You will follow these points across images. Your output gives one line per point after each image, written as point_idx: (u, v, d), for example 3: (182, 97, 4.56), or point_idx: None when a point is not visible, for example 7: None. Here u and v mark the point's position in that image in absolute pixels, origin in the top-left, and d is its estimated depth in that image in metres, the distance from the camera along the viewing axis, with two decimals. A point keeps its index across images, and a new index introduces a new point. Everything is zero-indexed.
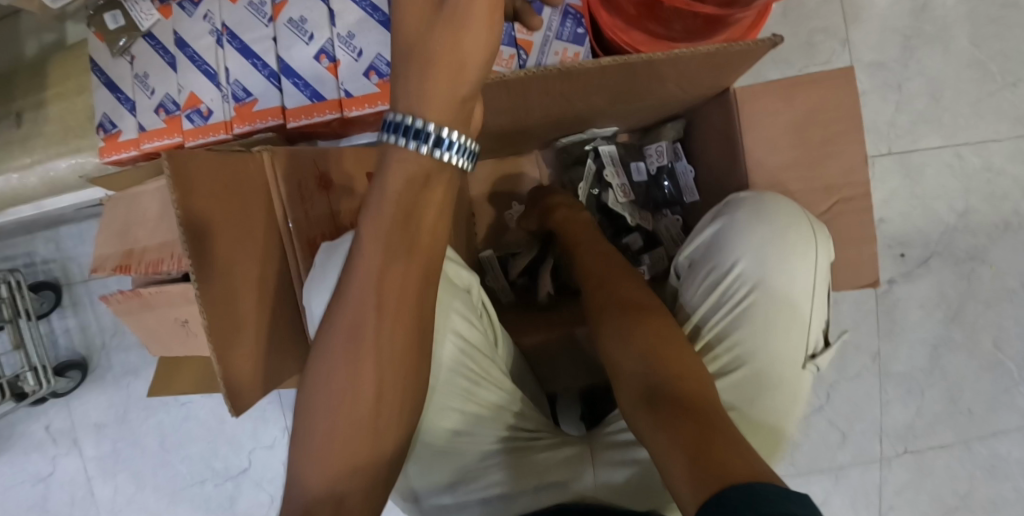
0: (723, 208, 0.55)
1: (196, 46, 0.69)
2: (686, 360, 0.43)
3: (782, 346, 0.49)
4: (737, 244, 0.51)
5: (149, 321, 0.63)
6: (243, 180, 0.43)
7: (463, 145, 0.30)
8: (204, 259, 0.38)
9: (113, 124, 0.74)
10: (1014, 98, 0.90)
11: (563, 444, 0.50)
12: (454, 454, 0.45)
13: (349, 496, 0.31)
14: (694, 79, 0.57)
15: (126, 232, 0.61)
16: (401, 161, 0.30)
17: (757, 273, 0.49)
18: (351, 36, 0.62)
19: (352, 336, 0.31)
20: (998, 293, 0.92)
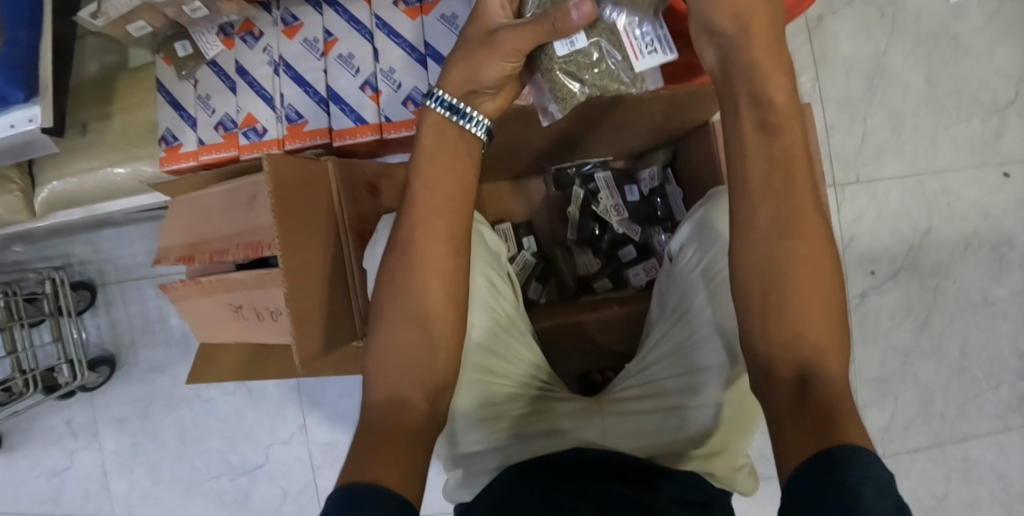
0: (703, 203, 0.68)
1: (255, 74, 0.80)
2: (830, 310, 0.36)
3: None
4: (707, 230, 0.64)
5: (202, 307, 0.71)
6: (312, 182, 0.55)
7: (479, 120, 0.52)
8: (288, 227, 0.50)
9: (175, 138, 0.83)
10: (968, 131, 1.02)
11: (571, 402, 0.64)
12: (483, 391, 0.61)
13: (409, 398, 0.45)
14: (669, 115, 0.68)
15: (189, 227, 0.70)
16: (439, 125, 0.52)
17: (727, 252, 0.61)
18: (392, 71, 0.74)
19: (414, 258, 0.49)
20: (961, 305, 1.02)
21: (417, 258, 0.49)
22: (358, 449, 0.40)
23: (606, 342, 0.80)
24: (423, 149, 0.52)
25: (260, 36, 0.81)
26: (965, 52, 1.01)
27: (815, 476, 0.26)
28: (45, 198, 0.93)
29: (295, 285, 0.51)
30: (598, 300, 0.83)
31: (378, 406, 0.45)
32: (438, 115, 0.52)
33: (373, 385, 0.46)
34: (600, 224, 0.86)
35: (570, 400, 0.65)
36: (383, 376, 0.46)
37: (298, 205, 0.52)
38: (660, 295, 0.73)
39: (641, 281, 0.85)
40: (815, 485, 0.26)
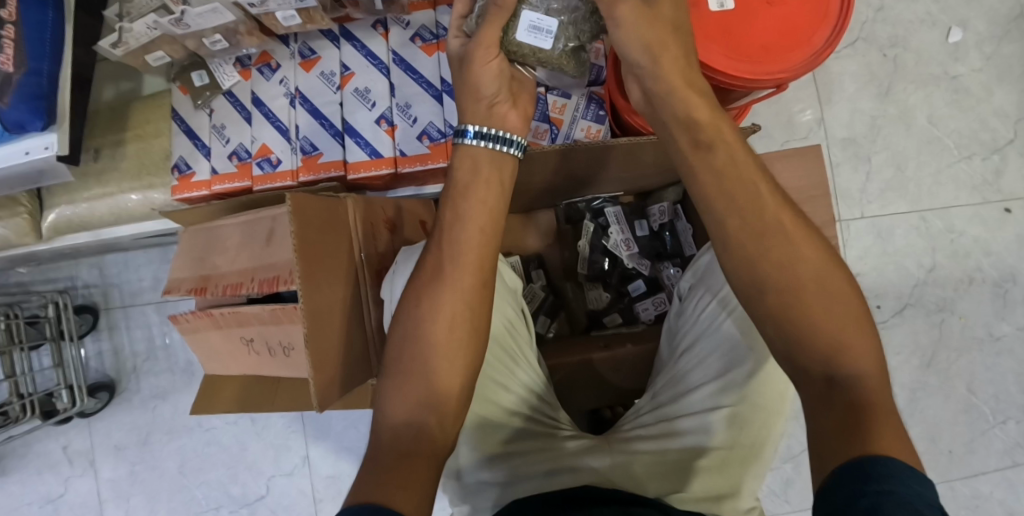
0: (716, 241, 0.69)
1: (271, 105, 0.81)
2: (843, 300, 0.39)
3: None
4: (723, 270, 0.64)
5: (214, 339, 0.72)
6: (334, 220, 0.56)
7: (510, 138, 0.54)
8: (311, 268, 0.51)
9: (188, 166, 0.84)
10: (969, 170, 1.03)
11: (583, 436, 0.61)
12: (490, 422, 0.62)
13: (426, 424, 0.45)
14: (683, 155, 0.71)
15: (203, 259, 0.71)
16: (471, 155, 0.54)
17: None
18: (408, 106, 0.75)
19: (433, 289, 0.49)
20: (966, 341, 1.02)
21: (444, 288, 0.49)
22: (367, 468, 0.42)
23: (618, 382, 0.80)
24: (459, 183, 0.53)
25: (277, 68, 0.82)
26: (965, 92, 1.04)
27: (849, 483, 0.29)
28: (51, 222, 0.92)
29: (315, 323, 0.51)
30: (610, 336, 0.83)
31: (393, 437, 0.44)
32: (474, 149, 0.54)
33: (390, 405, 0.46)
34: (610, 259, 0.87)
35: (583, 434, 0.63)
36: (401, 400, 0.46)
37: (320, 242, 0.53)
38: (671, 334, 0.73)
39: (650, 316, 0.86)
40: (850, 496, 0.28)
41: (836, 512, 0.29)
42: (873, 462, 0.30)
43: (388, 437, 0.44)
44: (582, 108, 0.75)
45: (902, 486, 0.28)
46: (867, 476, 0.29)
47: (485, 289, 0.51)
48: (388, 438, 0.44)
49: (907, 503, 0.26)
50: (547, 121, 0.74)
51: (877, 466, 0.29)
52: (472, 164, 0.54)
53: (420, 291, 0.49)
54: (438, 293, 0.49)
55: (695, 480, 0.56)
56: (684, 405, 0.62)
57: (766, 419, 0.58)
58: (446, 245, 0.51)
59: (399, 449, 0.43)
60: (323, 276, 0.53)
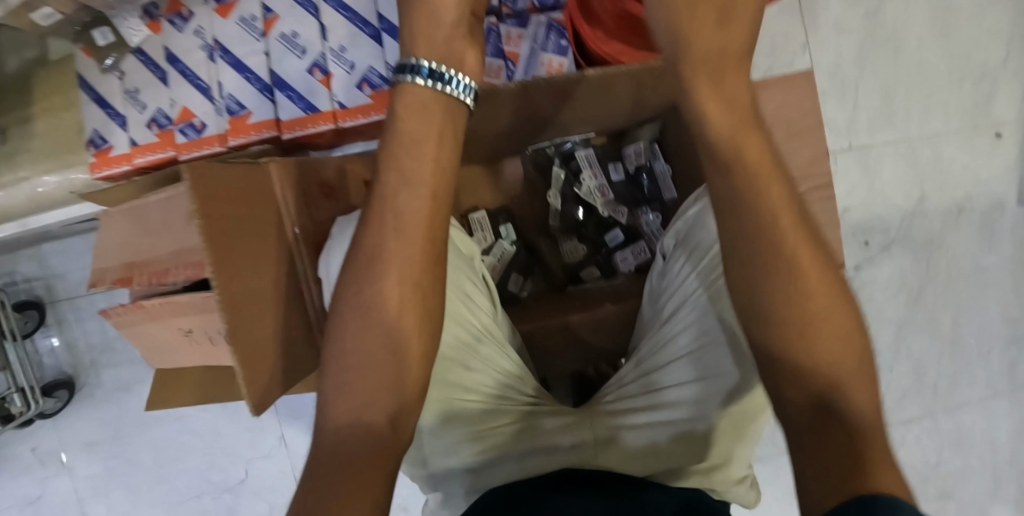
0: (707, 186, 0.60)
1: (188, 61, 0.71)
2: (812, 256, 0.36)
3: None
4: (717, 221, 0.55)
5: (153, 331, 0.65)
6: (251, 190, 0.47)
7: (466, 83, 0.47)
8: (227, 257, 0.42)
9: (104, 140, 0.74)
10: (960, 94, 0.98)
11: (560, 413, 0.57)
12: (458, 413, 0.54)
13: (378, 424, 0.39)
14: (659, 87, 0.63)
15: (126, 246, 0.63)
16: (413, 94, 0.45)
17: (735, 248, 0.54)
18: (343, 50, 0.65)
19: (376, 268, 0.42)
20: (953, 273, 1.00)
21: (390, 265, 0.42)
22: (311, 475, 0.37)
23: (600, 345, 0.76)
24: (404, 135, 0.45)
25: (189, 17, 0.71)
26: (956, 7, 0.96)
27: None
28: None
29: (240, 317, 0.43)
30: (592, 296, 0.78)
31: (338, 441, 0.38)
32: (422, 89, 0.45)
33: (333, 407, 0.40)
34: (584, 208, 0.82)
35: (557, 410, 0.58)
36: (346, 399, 0.40)
37: (237, 219, 0.44)
38: (655, 295, 0.65)
39: (630, 267, 0.81)
40: None
41: None
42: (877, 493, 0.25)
43: (333, 442, 0.38)
44: (542, 39, 0.67)
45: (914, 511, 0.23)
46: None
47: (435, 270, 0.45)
48: (332, 442, 0.38)
49: None
50: (501, 56, 0.67)
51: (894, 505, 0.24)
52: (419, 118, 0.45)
53: (361, 273, 0.42)
54: (382, 276, 0.42)
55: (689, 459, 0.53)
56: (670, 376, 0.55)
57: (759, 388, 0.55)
58: (389, 214, 0.43)
59: (349, 457, 0.37)
60: (245, 257, 0.44)
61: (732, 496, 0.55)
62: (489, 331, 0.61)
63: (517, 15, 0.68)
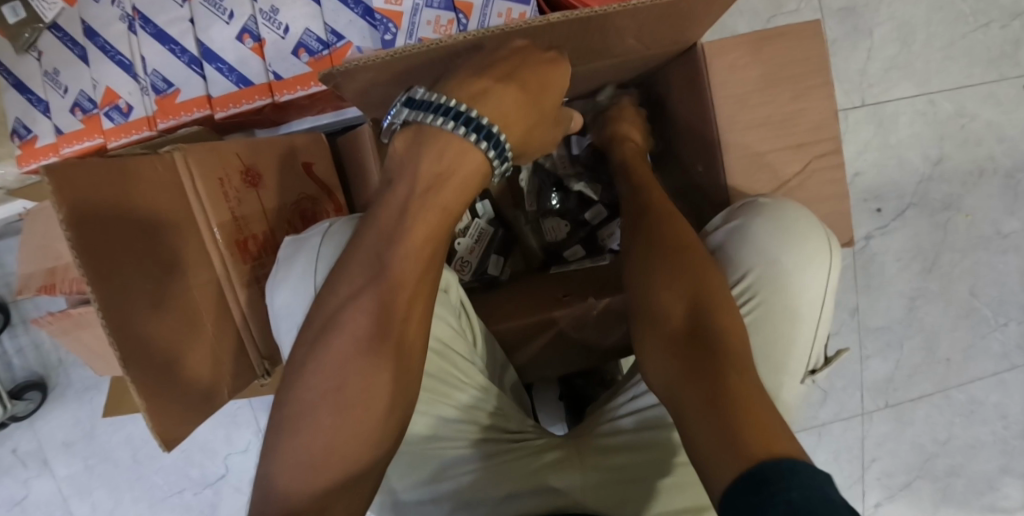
0: (739, 209, 0.54)
1: (107, 35, 0.62)
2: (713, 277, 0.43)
3: (790, 355, 0.48)
4: (752, 252, 0.49)
5: (88, 339, 0.59)
6: (146, 190, 0.40)
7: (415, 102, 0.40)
8: (111, 275, 0.35)
9: (27, 130, 0.67)
10: (985, 41, 0.88)
11: (549, 448, 0.50)
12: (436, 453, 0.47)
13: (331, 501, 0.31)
14: (654, 33, 0.53)
15: (48, 249, 0.57)
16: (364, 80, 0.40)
17: (768, 284, 0.48)
18: (275, 11, 0.56)
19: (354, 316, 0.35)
20: (972, 240, 0.92)
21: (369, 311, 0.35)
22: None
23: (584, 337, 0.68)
24: (402, 154, 0.39)
25: None
26: None
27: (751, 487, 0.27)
28: None
29: (139, 340, 0.36)
30: (577, 281, 0.69)
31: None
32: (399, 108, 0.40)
33: (286, 480, 0.31)
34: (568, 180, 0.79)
35: (546, 441, 0.52)
36: (298, 471, 0.31)
37: (123, 223, 0.37)
38: None
39: (617, 243, 0.74)
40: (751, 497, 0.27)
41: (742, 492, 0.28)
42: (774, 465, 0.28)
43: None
44: None
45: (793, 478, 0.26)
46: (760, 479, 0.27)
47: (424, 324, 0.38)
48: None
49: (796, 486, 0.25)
50: (449, 8, 0.53)
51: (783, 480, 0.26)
52: (431, 152, 0.37)
53: (331, 331, 0.35)
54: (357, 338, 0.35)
55: None
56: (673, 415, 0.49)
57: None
58: (373, 255, 0.36)
59: None
60: (142, 266, 0.38)
61: None
62: (469, 364, 0.52)
63: None
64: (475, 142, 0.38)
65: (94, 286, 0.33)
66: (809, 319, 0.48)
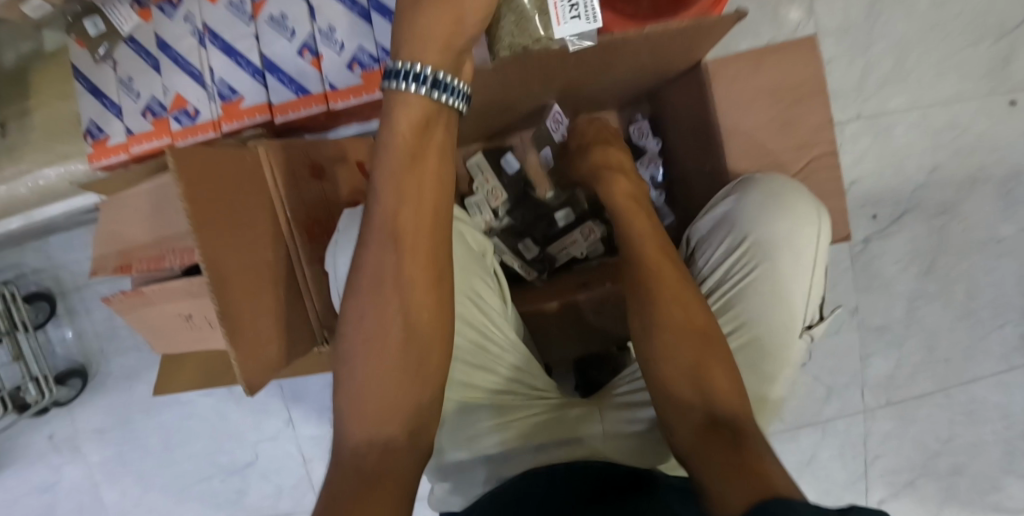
0: (735, 186, 0.60)
1: (179, 48, 0.71)
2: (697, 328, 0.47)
3: (784, 311, 0.53)
4: (747, 218, 0.56)
5: (153, 317, 0.65)
6: (242, 177, 0.46)
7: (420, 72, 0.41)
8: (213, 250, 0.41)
9: (100, 130, 0.74)
10: (975, 58, 0.94)
11: (572, 406, 0.56)
12: (475, 410, 0.53)
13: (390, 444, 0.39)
14: (668, 52, 0.60)
15: (121, 232, 0.62)
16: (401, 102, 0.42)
17: (763, 247, 0.55)
18: (332, 30, 0.64)
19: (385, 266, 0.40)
20: (967, 244, 0.97)
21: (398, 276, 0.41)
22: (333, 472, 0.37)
23: (599, 325, 0.75)
24: (397, 128, 0.41)
25: (179, 3, 0.71)
26: None
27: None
28: None
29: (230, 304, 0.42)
30: (591, 274, 0.79)
31: (354, 457, 0.37)
32: (412, 100, 0.41)
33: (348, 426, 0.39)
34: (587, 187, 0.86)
35: (569, 400, 0.58)
36: (357, 404, 0.39)
37: (223, 206, 0.44)
38: None
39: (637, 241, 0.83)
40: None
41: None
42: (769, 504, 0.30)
43: (349, 461, 0.37)
44: None
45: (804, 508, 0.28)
46: (781, 505, 0.28)
47: (442, 284, 0.43)
48: (351, 457, 0.38)
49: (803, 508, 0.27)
50: None
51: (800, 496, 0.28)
52: (402, 110, 0.41)
53: (366, 289, 0.40)
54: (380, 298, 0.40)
55: None
56: None
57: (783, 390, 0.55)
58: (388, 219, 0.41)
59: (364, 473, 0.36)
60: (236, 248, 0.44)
61: None
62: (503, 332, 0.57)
63: None
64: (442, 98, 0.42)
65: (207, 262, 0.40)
66: (804, 277, 0.54)
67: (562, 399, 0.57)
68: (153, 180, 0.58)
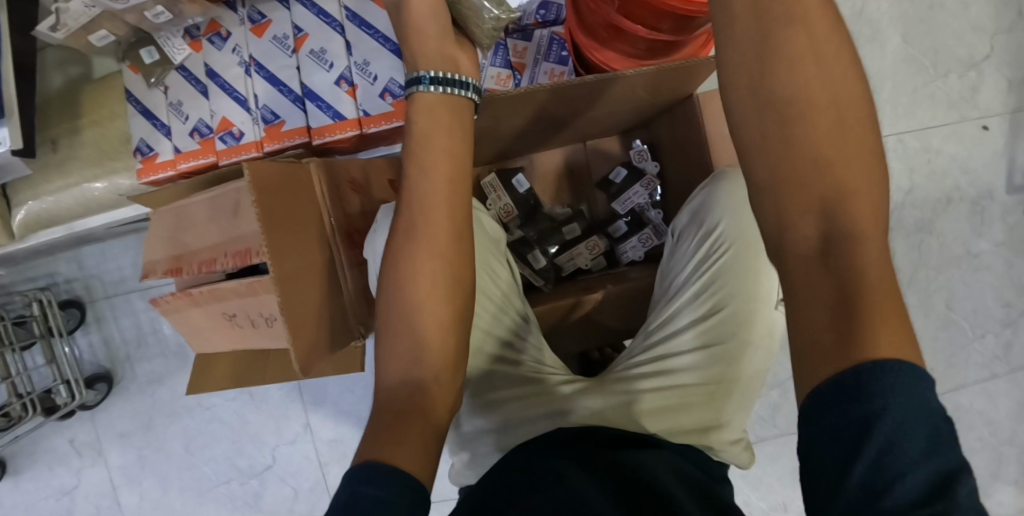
0: (706, 183, 0.74)
1: (226, 76, 0.79)
2: (859, 150, 0.37)
3: (754, 287, 0.68)
4: (716, 213, 0.70)
5: (196, 318, 0.71)
6: (298, 186, 0.57)
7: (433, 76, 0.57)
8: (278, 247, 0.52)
9: (150, 148, 0.81)
10: (946, 88, 1.03)
11: (575, 379, 0.70)
12: (490, 378, 0.69)
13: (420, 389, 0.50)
14: (661, 87, 0.69)
15: (174, 239, 0.69)
16: (420, 100, 0.57)
17: (733, 235, 0.69)
18: (367, 64, 0.75)
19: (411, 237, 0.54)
20: (945, 259, 1.04)
21: (418, 250, 0.54)
22: (371, 428, 0.47)
23: (602, 322, 0.84)
24: (418, 132, 0.56)
25: (228, 36, 0.80)
26: (939, 7, 1.02)
27: (844, 413, 0.29)
28: (21, 221, 0.85)
29: (287, 290, 0.53)
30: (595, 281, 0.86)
31: (394, 393, 0.50)
32: (428, 98, 0.57)
33: (386, 368, 0.52)
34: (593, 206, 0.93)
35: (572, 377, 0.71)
36: (395, 354, 0.52)
37: (286, 209, 0.55)
38: (662, 276, 0.79)
39: (638, 254, 0.88)
40: (835, 421, 0.29)
41: (816, 441, 0.31)
42: (860, 381, 0.29)
43: (388, 396, 0.50)
44: (544, 50, 0.74)
45: (886, 405, 0.28)
46: (855, 394, 0.29)
47: (458, 250, 0.56)
48: (388, 396, 0.50)
49: (891, 425, 0.27)
50: (506, 67, 0.73)
51: (877, 396, 0.28)
52: (420, 110, 0.57)
53: (404, 250, 0.54)
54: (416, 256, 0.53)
55: (686, 414, 0.64)
56: (673, 345, 0.70)
57: (753, 353, 0.67)
58: (415, 201, 0.55)
59: (397, 408, 0.48)
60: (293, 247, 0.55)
61: (729, 457, 0.65)
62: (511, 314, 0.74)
63: (521, 30, 0.74)
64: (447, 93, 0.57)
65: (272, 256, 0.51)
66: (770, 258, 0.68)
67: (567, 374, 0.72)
68: (210, 191, 0.67)
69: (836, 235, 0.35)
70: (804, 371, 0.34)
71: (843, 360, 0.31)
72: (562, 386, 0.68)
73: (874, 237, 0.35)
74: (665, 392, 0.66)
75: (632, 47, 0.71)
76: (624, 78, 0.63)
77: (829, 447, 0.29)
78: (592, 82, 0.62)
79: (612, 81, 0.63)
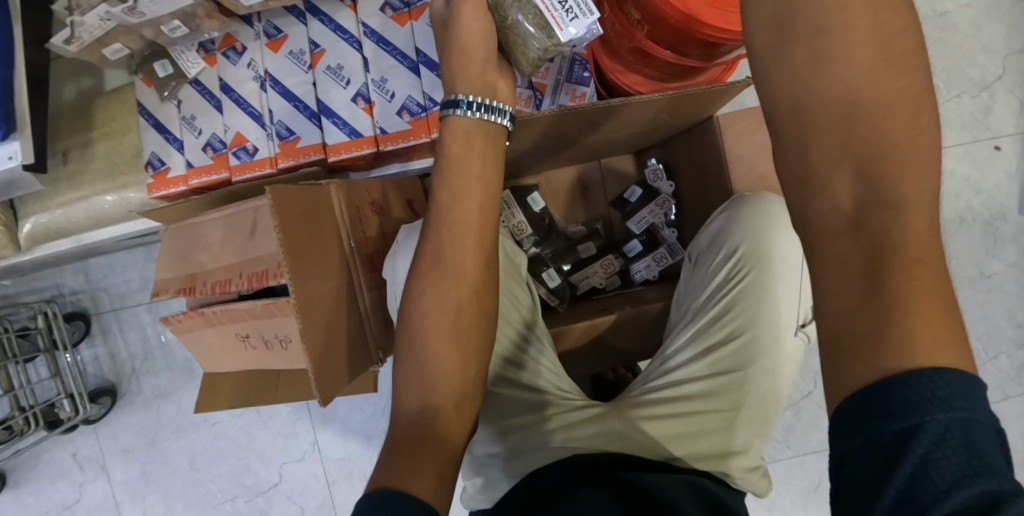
0: (726, 205, 0.73)
1: (241, 91, 0.79)
2: (912, 97, 0.30)
3: (777, 313, 0.66)
4: (737, 234, 0.69)
5: (208, 337, 0.70)
6: (319, 208, 0.59)
7: (475, 102, 0.56)
8: (298, 269, 0.53)
9: (162, 162, 0.80)
10: (959, 108, 1.03)
11: (592, 403, 0.69)
12: (505, 400, 0.69)
13: (437, 415, 0.49)
14: (682, 111, 0.69)
15: (187, 258, 0.68)
16: (457, 123, 0.56)
17: (755, 258, 0.68)
18: (384, 81, 0.74)
19: (439, 260, 0.53)
20: (958, 279, 1.03)
21: (445, 274, 0.53)
22: (387, 453, 0.46)
23: (617, 344, 0.84)
24: (452, 155, 0.56)
25: (243, 51, 0.79)
26: (952, 29, 1.02)
27: (871, 422, 0.27)
28: (30, 234, 0.83)
29: (308, 314, 0.54)
30: (609, 301, 0.86)
31: (412, 418, 0.48)
32: (463, 121, 0.56)
33: (405, 392, 0.50)
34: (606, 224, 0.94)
35: (590, 402, 0.69)
36: (416, 378, 0.50)
37: (307, 232, 0.56)
38: (679, 299, 0.79)
39: (653, 273, 0.88)
40: (872, 432, 0.27)
41: (848, 457, 0.28)
42: (898, 384, 0.26)
43: (406, 421, 0.49)
44: (566, 71, 0.75)
45: (931, 413, 0.25)
46: (889, 407, 0.26)
47: (485, 275, 0.55)
48: (406, 421, 0.49)
49: (934, 437, 0.25)
50: (529, 88, 0.74)
51: (918, 409, 0.25)
52: (454, 130, 0.56)
53: (426, 273, 0.53)
54: (437, 279, 0.53)
55: (705, 441, 0.64)
56: (691, 370, 0.69)
57: (772, 381, 0.66)
58: (444, 225, 0.54)
59: (415, 433, 0.47)
60: (314, 269, 0.56)
61: (745, 484, 0.64)
62: (528, 334, 0.74)
63: None
64: (483, 117, 0.56)
65: (292, 277, 0.52)
66: (793, 282, 0.67)
67: (583, 398, 0.70)
68: (227, 210, 0.66)
69: (874, 203, 0.29)
70: (831, 379, 0.30)
71: (877, 365, 0.27)
72: (581, 411, 0.67)
73: (924, 201, 0.28)
74: (684, 419, 0.65)
75: (659, 71, 0.72)
76: (646, 102, 0.63)
77: (864, 461, 0.27)
78: (615, 105, 0.62)
79: (635, 104, 0.63)
